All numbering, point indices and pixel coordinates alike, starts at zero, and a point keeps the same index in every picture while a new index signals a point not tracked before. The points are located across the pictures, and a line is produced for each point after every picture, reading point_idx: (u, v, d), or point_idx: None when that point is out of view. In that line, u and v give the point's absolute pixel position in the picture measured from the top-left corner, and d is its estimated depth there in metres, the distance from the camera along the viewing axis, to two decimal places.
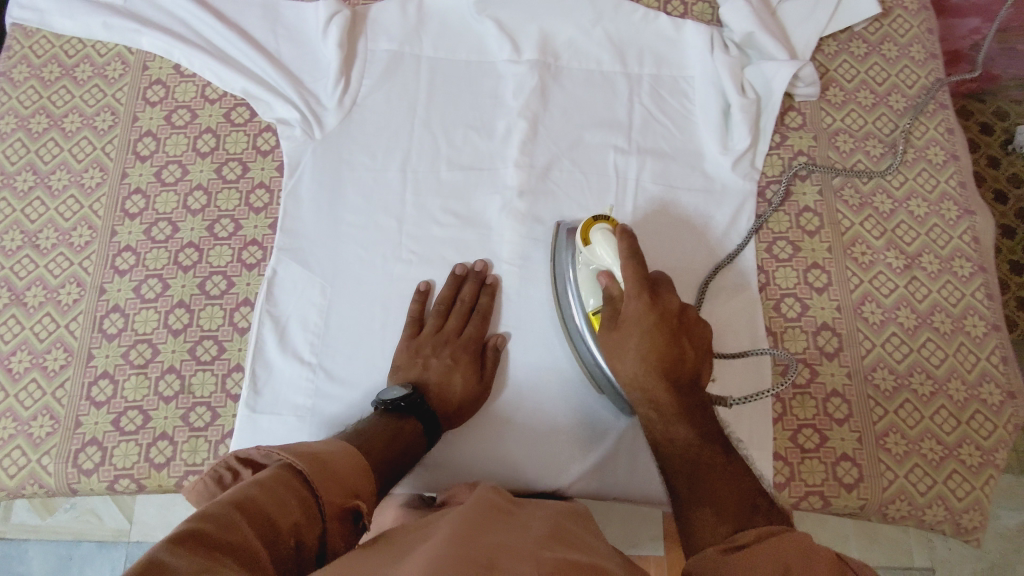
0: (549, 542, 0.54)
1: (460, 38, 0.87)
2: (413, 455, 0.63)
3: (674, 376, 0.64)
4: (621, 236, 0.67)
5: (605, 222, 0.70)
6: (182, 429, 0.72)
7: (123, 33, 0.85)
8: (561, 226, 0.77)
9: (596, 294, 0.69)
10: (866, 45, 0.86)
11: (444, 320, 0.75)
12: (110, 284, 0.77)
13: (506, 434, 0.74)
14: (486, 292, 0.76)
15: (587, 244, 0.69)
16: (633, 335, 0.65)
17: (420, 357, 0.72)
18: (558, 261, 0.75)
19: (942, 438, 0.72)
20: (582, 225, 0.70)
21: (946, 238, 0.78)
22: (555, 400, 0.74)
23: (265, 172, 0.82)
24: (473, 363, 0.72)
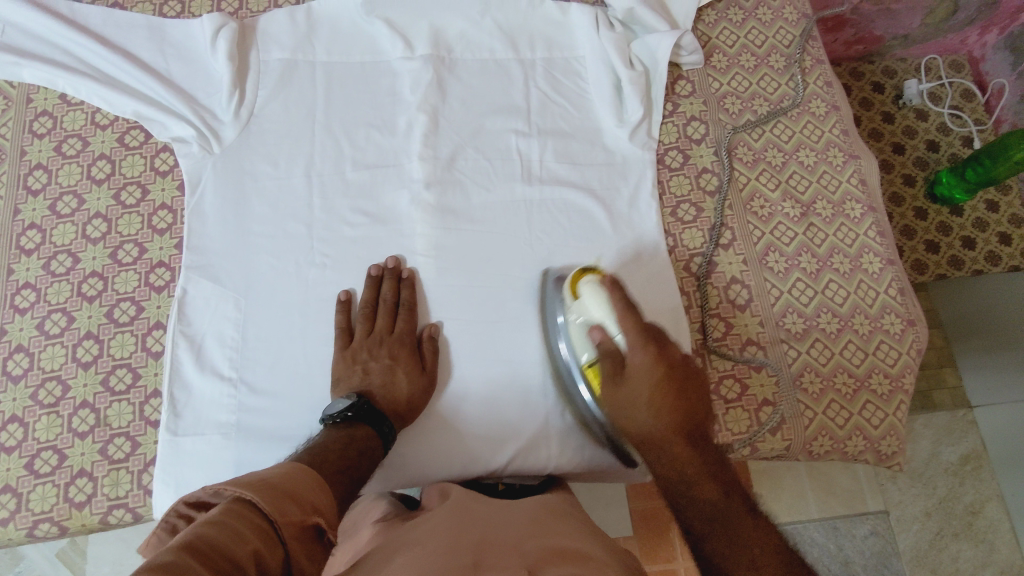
0: (529, 539, 0.54)
1: (351, 41, 0.87)
2: (369, 458, 0.63)
3: (689, 433, 0.59)
4: (609, 287, 0.63)
5: (591, 274, 0.68)
6: (101, 464, 0.69)
7: (0, 67, 0.82)
8: (549, 273, 0.77)
9: (589, 348, 0.68)
10: (742, 12, 0.91)
11: (367, 320, 0.74)
12: (10, 324, 0.74)
13: (446, 425, 0.74)
14: (405, 285, 0.76)
15: (576, 299, 0.67)
16: (642, 391, 0.60)
17: (358, 364, 0.71)
18: (550, 315, 0.74)
19: (853, 371, 0.75)
20: (570, 279, 0.69)
21: (835, 183, 0.83)
22: (489, 384, 0.75)
23: (165, 193, 0.80)
24: (412, 359, 0.72)
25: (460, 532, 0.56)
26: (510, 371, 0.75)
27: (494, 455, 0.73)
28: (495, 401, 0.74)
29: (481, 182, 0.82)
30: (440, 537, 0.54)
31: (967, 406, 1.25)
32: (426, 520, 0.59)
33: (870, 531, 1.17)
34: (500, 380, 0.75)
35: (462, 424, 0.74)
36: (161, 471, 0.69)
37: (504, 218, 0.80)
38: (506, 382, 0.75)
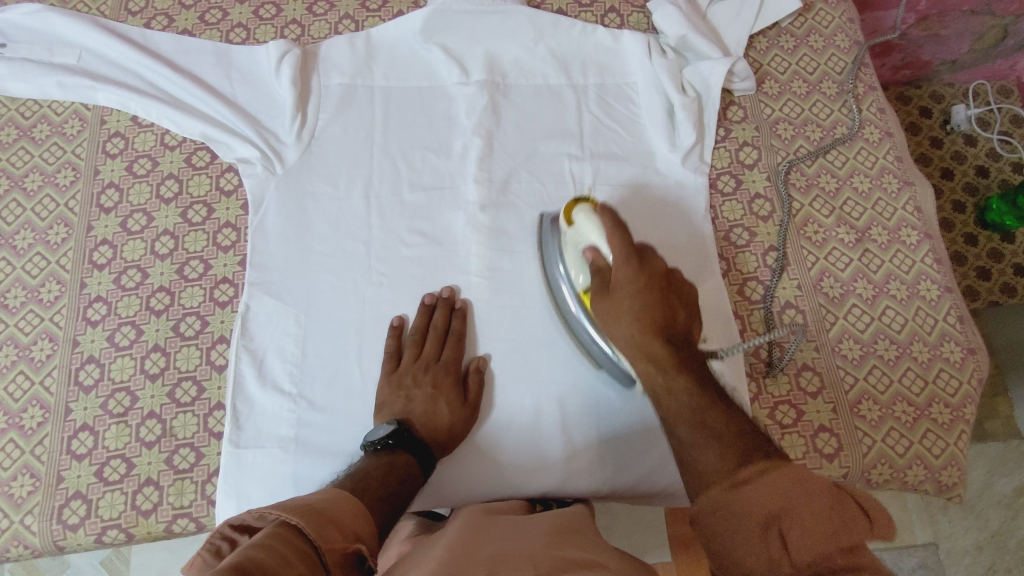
0: (549, 547, 0.56)
1: (408, 65, 0.89)
2: (410, 485, 0.64)
3: (668, 332, 0.61)
4: (603, 210, 0.67)
5: (586, 203, 0.71)
6: (167, 473, 0.71)
7: (78, 90, 0.86)
8: (544, 217, 0.80)
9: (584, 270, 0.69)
10: (794, 39, 0.91)
11: (417, 345, 0.76)
12: (83, 336, 0.77)
13: (491, 447, 0.75)
14: (458, 316, 0.77)
15: (571, 225, 0.70)
16: (627, 297, 0.62)
17: (402, 389, 0.73)
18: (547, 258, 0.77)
19: (912, 399, 0.74)
20: (566, 208, 0.72)
21: (891, 210, 0.83)
22: (533, 410, 0.75)
23: (230, 212, 0.83)
24: (454, 386, 0.73)
25: (469, 543, 0.57)
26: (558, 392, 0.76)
27: (537, 480, 0.74)
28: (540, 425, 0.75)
29: (534, 207, 0.83)
30: (454, 547, 0.56)
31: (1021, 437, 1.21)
32: (443, 536, 0.60)
33: (919, 563, 1.14)
34: (550, 399, 0.75)
35: (507, 447, 0.75)
36: (223, 483, 0.70)
37: None
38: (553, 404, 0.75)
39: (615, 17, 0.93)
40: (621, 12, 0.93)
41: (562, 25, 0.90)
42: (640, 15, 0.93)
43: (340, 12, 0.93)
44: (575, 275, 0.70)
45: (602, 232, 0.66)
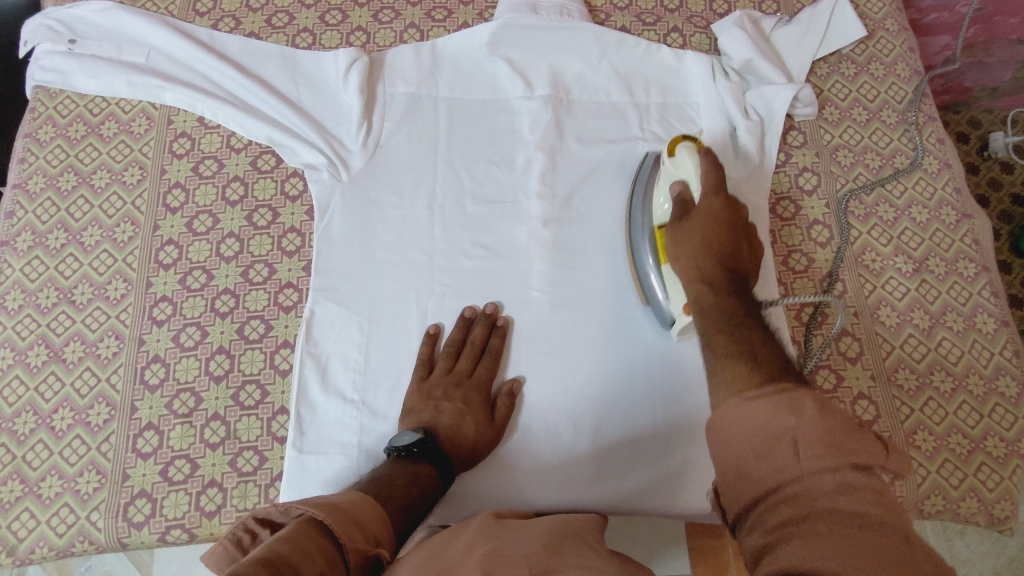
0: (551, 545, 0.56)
1: (473, 78, 0.90)
2: (429, 498, 0.64)
3: (731, 265, 0.64)
4: (706, 152, 0.72)
5: (693, 142, 0.76)
6: (231, 475, 0.72)
7: (147, 90, 0.87)
8: (650, 154, 0.84)
9: (671, 199, 0.74)
10: (855, 66, 0.92)
11: (454, 361, 0.76)
12: (149, 334, 0.78)
13: (527, 459, 0.76)
14: (498, 334, 0.78)
15: (672, 156, 0.76)
16: (698, 225, 0.67)
17: (432, 400, 0.73)
18: (634, 207, 0.81)
19: (967, 432, 0.75)
20: (672, 141, 0.77)
21: (949, 241, 0.83)
22: (575, 425, 0.77)
23: (295, 217, 0.84)
24: (483, 404, 0.74)
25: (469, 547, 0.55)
26: (606, 410, 0.77)
27: (573, 494, 0.75)
28: (577, 441, 0.76)
29: (593, 226, 0.84)
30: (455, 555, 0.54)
31: None
32: (458, 531, 0.60)
33: None
34: (601, 419, 0.77)
35: (542, 458, 0.76)
36: (286, 486, 0.71)
37: (614, 261, 0.82)
38: (595, 420, 0.77)
39: (677, 37, 0.94)
40: (684, 32, 0.94)
41: (626, 43, 0.90)
42: (702, 36, 0.94)
43: (405, 21, 0.93)
44: (659, 203, 0.76)
45: (698, 170, 0.71)
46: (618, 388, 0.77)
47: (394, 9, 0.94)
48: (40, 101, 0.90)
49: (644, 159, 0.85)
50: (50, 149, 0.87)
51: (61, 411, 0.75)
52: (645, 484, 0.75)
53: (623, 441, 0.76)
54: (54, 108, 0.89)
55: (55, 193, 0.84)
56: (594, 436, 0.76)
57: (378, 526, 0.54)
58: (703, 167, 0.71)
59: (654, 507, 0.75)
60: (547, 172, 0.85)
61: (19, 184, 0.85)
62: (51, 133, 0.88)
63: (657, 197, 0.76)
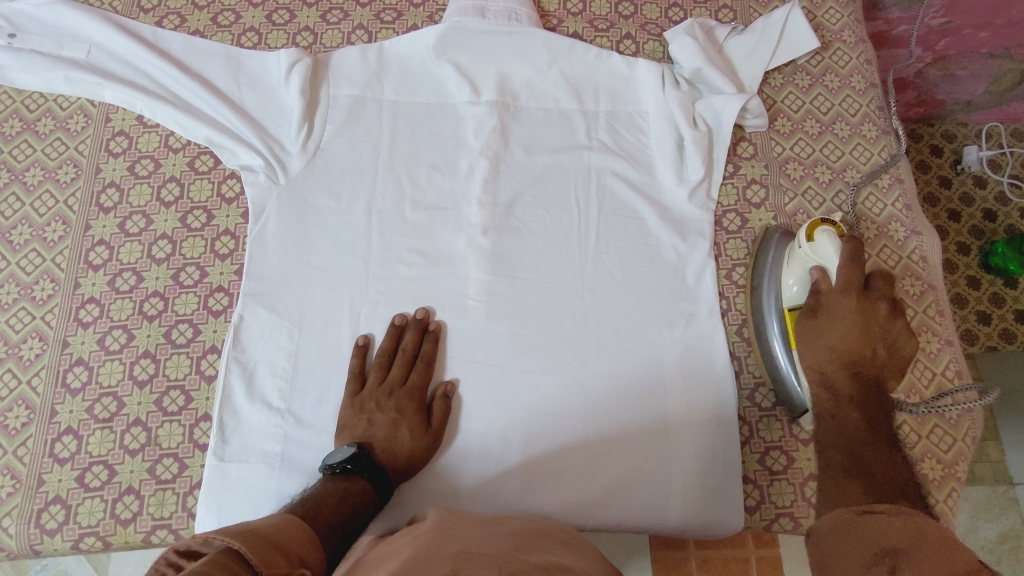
0: (516, 542, 0.55)
1: (419, 82, 0.88)
2: (363, 514, 0.63)
3: (861, 370, 0.65)
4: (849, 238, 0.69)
5: (831, 226, 0.72)
6: (149, 483, 0.71)
7: (85, 87, 0.86)
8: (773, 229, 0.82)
9: (800, 286, 0.73)
10: (809, 77, 0.91)
11: (382, 371, 0.74)
12: (73, 337, 0.76)
13: (466, 467, 0.74)
14: (429, 338, 0.76)
15: (810, 241, 0.72)
16: (840, 325, 0.67)
17: (365, 413, 0.71)
18: (760, 269, 0.79)
19: (905, 453, 0.73)
20: (809, 223, 0.73)
21: (896, 258, 0.82)
22: (515, 429, 0.75)
23: (230, 219, 0.82)
24: (416, 411, 0.72)
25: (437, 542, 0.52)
26: (540, 419, 0.75)
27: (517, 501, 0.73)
28: (509, 451, 0.74)
29: (533, 231, 0.82)
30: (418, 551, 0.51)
31: (1008, 482, 1.18)
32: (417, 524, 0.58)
33: None
34: (535, 429, 0.75)
35: (480, 465, 0.74)
36: (206, 496, 0.69)
37: (556, 268, 0.81)
38: (534, 427, 0.75)
39: (630, 44, 0.92)
40: (637, 39, 0.93)
41: (576, 50, 0.89)
42: (655, 43, 0.92)
43: (353, 22, 0.92)
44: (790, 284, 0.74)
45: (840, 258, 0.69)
46: (557, 392, 0.76)
47: (344, 10, 0.93)
48: None
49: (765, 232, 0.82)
50: None
51: None
52: (581, 495, 0.73)
53: (565, 447, 0.74)
54: None
55: None
56: (529, 444, 0.75)
57: (305, 547, 0.52)
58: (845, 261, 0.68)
59: (604, 515, 0.73)
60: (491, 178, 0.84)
61: None
62: None
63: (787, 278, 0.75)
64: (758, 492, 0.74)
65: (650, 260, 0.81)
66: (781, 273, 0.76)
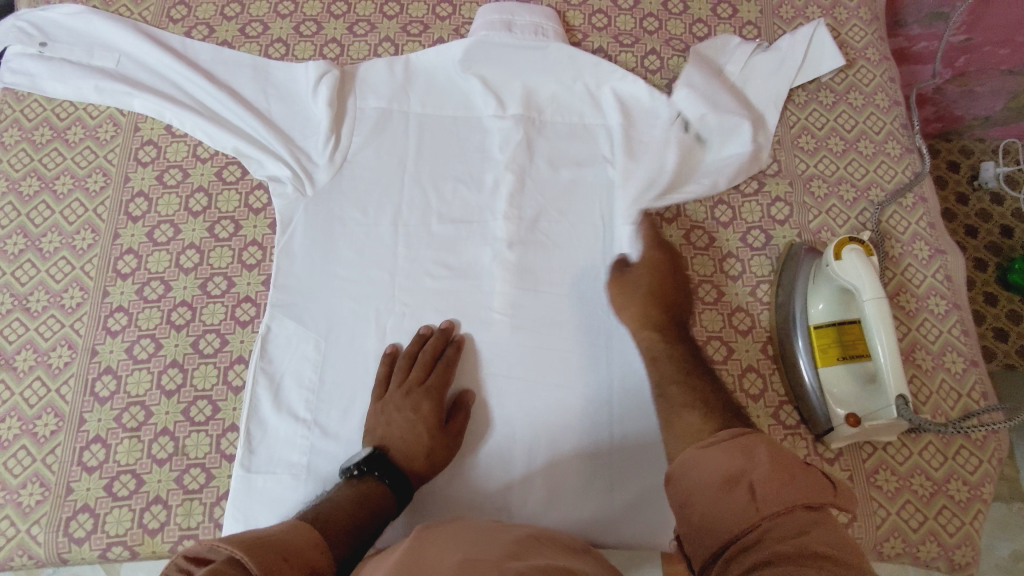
0: (518, 547, 0.54)
1: (445, 98, 0.89)
2: (379, 517, 0.62)
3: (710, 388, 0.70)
4: (865, 258, 0.71)
5: (859, 244, 0.73)
6: (176, 492, 0.71)
7: (114, 96, 0.86)
8: (796, 244, 0.82)
9: (827, 304, 0.74)
10: (834, 95, 0.91)
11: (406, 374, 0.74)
12: (102, 345, 0.77)
13: (488, 474, 0.74)
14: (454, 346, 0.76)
15: (838, 259, 0.72)
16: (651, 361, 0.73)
17: (383, 416, 0.71)
18: (785, 287, 0.79)
19: (931, 473, 0.73)
20: (836, 241, 0.73)
21: (921, 277, 0.82)
22: (538, 439, 0.75)
23: (257, 230, 0.82)
24: (435, 417, 0.72)
25: (453, 550, 0.52)
26: (560, 433, 0.75)
27: (539, 508, 0.73)
28: (529, 462, 0.75)
29: (554, 244, 0.83)
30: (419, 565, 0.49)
31: None
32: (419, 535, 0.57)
33: None
34: (554, 442, 0.75)
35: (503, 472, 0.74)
36: (232, 507, 0.70)
37: (579, 283, 0.81)
38: (557, 436, 0.75)
39: (655, 59, 0.93)
40: (662, 55, 0.93)
41: (603, 67, 0.89)
42: (680, 59, 0.93)
43: (380, 34, 0.93)
44: (816, 303, 0.75)
45: (871, 276, 0.69)
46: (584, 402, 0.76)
47: (370, 22, 0.93)
48: (7, 104, 0.89)
49: (788, 248, 0.82)
50: (15, 153, 0.86)
51: (9, 420, 0.74)
52: (596, 511, 0.73)
53: (589, 459, 0.75)
54: (21, 111, 0.89)
55: (17, 198, 0.84)
56: (552, 453, 0.75)
57: (315, 551, 0.52)
58: (867, 276, 0.69)
59: (623, 531, 0.73)
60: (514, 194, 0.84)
61: None
62: (16, 136, 0.87)
63: (814, 298, 0.75)
64: None
65: None
66: (807, 292, 0.77)
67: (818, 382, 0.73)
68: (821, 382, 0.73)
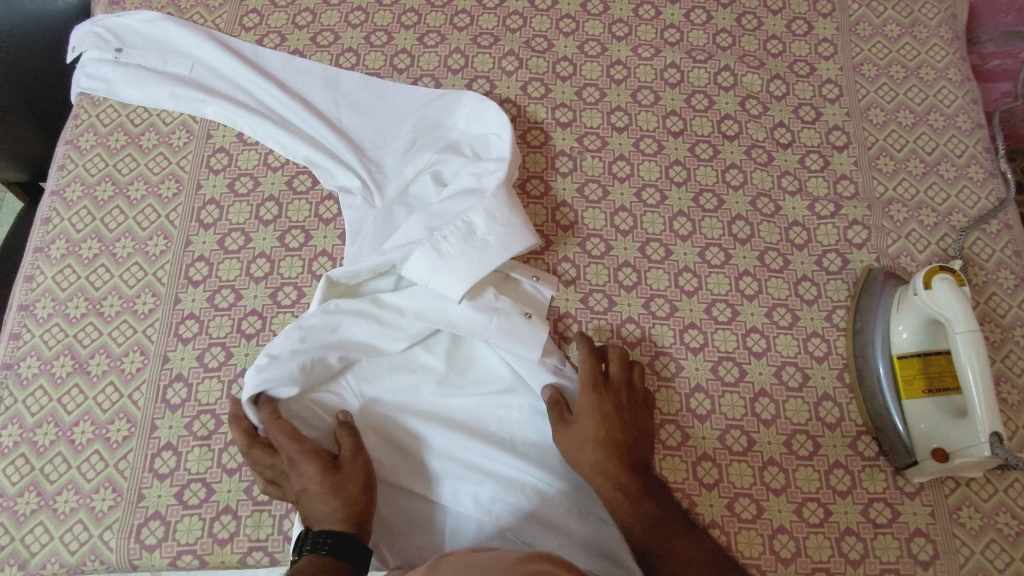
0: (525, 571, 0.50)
1: (489, 141, 0.84)
2: None
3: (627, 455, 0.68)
4: (958, 290, 0.69)
5: (950, 274, 0.71)
6: (246, 503, 0.71)
7: (189, 103, 0.88)
8: (875, 268, 0.80)
9: (912, 334, 0.72)
10: (913, 116, 0.88)
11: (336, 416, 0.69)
12: (174, 352, 0.77)
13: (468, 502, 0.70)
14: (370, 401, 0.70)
15: (928, 288, 0.70)
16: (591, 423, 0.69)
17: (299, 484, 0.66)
18: (863, 311, 0.77)
19: (1018, 512, 0.71)
20: (925, 270, 0.72)
21: (1005, 306, 0.79)
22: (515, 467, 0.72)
23: (327, 240, 0.82)
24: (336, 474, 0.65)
25: None
26: (515, 496, 0.69)
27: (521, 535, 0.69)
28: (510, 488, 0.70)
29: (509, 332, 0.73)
30: None
31: None
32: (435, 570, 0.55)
33: None
34: (511, 503, 0.69)
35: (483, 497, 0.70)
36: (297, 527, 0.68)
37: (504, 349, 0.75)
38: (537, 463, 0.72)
39: (729, 75, 0.91)
40: (735, 71, 0.91)
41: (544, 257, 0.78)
42: (754, 76, 0.91)
43: (450, 45, 0.92)
44: (899, 332, 0.73)
45: (964, 309, 0.67)
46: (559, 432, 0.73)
47: (440, 33, 0.93)
48: (83, 108, 0.90)
49: (866, 272, 0.80)
50: (90, 157, 0.87)
51: (82, 425, 0.74)
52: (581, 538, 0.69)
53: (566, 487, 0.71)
54: (97, 116, 0.90)
55: (92, 202, 0.85)
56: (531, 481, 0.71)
57: None
58: (960, 309, 0.67)
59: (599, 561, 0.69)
60: (485, 251, 0.74)
61: (57, 191, 0.86)
62: (92, 140, 0.88)
63: (898, 326, 0.73)
64: (861, 545, 0.70)
65: (745, 300, 0.80)
66: (890, 318, 0.75)
67: (901, 414, 0.71)
68: (904, 412, 0.71)
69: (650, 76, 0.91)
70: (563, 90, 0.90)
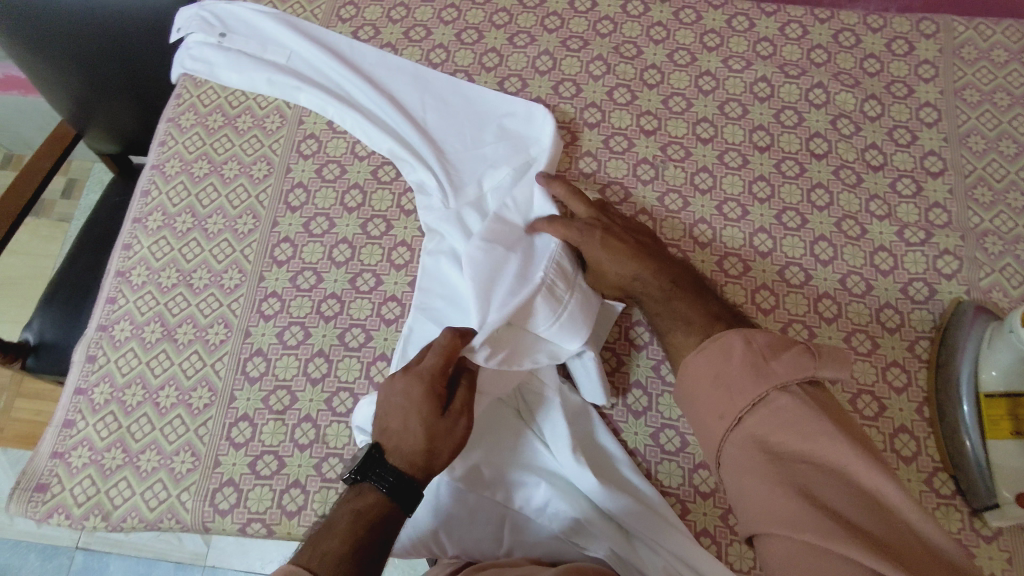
0: None
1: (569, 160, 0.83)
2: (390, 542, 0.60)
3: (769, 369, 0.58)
4: None
5: None
6: (314, 479, 0.73)
7: (285, 89, 0.91)
8: (964, 300, 0.77)
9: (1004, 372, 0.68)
10: (1016, 145, 0.85)
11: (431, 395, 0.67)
12: (256, 327, 0.80)
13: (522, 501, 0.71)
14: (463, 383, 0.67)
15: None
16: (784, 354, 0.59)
17: (386, 400, 0.65)
18: (948, 345, 0.74)
19: None
20: None
21: None
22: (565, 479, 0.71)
23: (407, 231, 0.84)
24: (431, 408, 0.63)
25: None
26: (567, 503, 0.69)
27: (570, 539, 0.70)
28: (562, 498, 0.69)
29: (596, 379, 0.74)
30: None
31: None
32: None
33: None
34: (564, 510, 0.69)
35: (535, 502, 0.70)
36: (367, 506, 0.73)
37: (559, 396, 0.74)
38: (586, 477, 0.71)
39: (821, 93, 0.89)
40: (829, 89, 0.89)
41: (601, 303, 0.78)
42: (848, 94, 0.88)
43: (539, 47, 0.93)
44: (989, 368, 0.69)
45: None
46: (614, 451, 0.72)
47: (530, 34, 0.94)
48: (186, 89, 0.95)
49: (955, 304, 0.77)
50: (190, 135, 0.91)
51: (167, 389, 0.78)
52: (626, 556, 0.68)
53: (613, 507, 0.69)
54: (198, 96, 0.94)
55: (189, 178, 0.89)
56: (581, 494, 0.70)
57: None
58: None
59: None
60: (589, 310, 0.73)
61: (158, 165, 0.91)
62: (192, 120, 0.92)
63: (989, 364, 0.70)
64: None
65: (823, 323, 0.78)
66: (979, 355, 0.72)
67: (986, 454, 0.69)
68: (987, 455, 0.68)
69: (740, 89, 0.89)
70: (650, 98, 0.89)
